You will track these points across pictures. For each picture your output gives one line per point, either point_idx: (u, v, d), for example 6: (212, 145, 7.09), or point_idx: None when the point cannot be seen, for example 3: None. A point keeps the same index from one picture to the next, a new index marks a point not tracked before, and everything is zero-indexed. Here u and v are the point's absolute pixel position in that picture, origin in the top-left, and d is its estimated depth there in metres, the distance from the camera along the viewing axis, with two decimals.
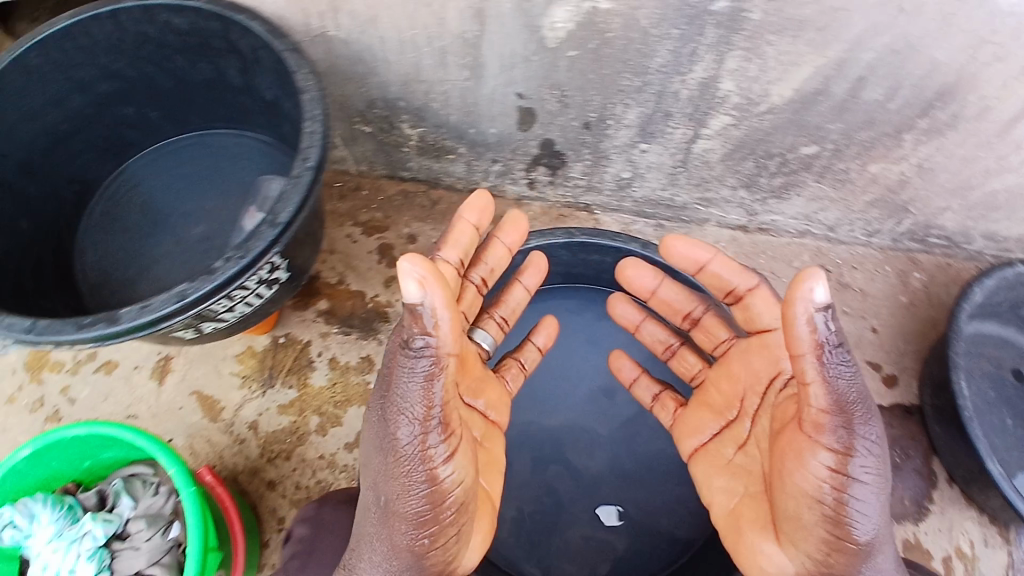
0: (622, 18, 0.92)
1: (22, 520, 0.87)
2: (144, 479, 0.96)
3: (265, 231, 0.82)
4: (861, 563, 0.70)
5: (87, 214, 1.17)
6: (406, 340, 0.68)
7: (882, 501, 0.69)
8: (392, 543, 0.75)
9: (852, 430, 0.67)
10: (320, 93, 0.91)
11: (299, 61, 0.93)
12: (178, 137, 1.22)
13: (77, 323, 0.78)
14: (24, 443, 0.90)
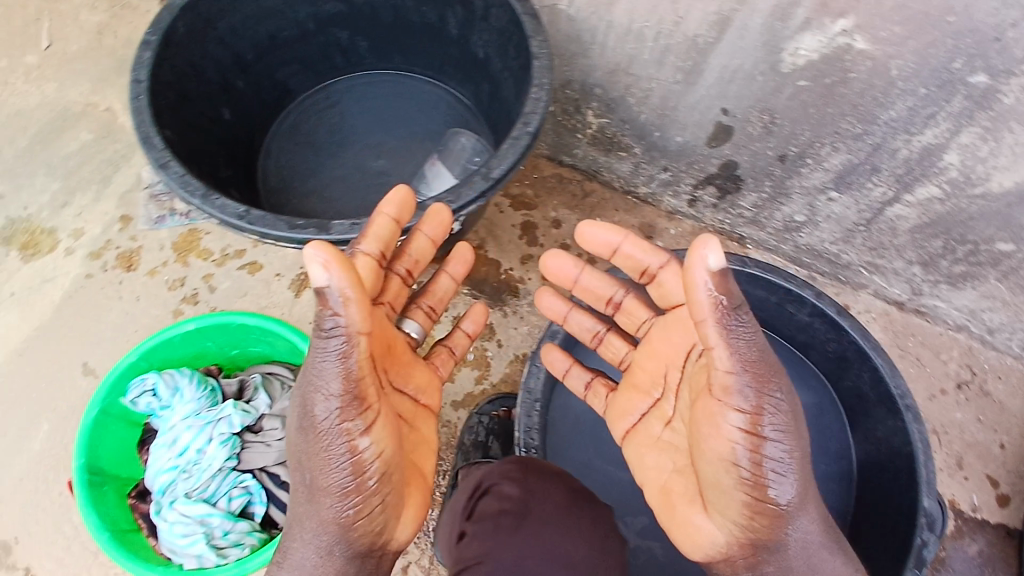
0: (872, 63, 0.89)
1: (168, 390, 0.90)
2: (281, 381, 0.97)
3: (478, 182, 0.84)
4: (782, 524, 0.67)
5: (277, 121, 1.21)
6: (317, 321, 0.61)
7: (799, 458, 0.66)
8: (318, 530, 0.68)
9: (757, 389, 0.64)
10: (550, 64, 0.92)
11: (535, 27, 0.94)
12: (374, 71, 1.25)
13: (290, 223, 0.80)
14: (189, 318, 0.93)
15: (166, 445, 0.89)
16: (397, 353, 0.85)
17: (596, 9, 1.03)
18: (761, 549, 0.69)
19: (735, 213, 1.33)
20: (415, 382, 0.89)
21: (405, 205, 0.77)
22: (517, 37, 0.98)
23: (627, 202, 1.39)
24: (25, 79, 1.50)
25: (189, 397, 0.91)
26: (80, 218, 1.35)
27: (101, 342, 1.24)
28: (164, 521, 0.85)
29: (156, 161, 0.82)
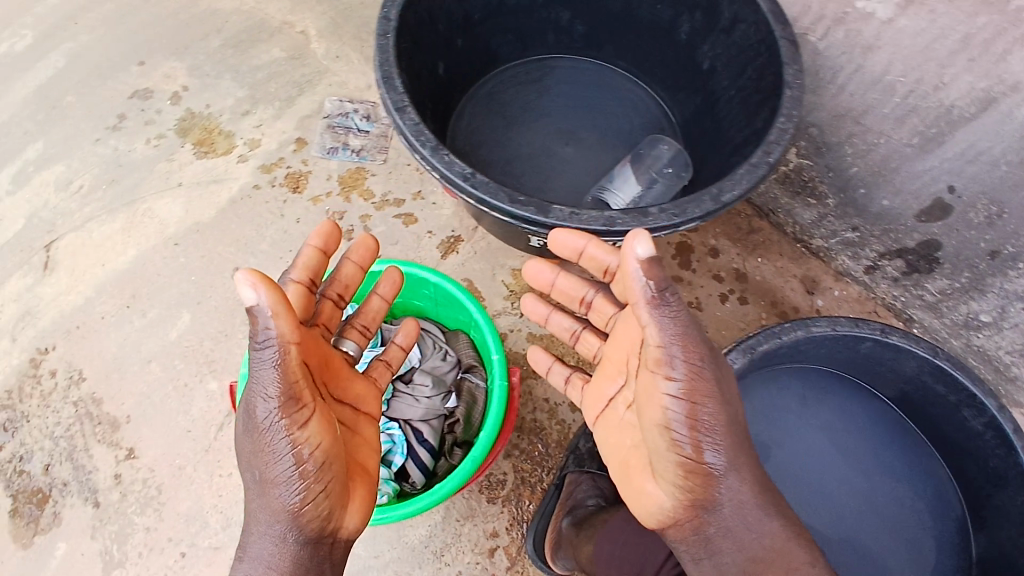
0: None
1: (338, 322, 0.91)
2: (434, 340, 0.99)
3: (705, 201, 0.78)
4: (717, 486, 0.68)
5: (477, 86, 1.19)
6: (250, 334, 0.61)
7: (728, 421, 0.67)
8: (268, 524, 0.66)
9: (687, 355, 0.65)
10: (802, 95, 0.86)
11: (792, 54, 0.88)
12: (581, 57, 1.22)
13: (510, 196, 0.77)
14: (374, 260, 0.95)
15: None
16: (339, 368, 0.78)
17: (852, 50, 1.00)
18: (707, 517, 0.70)
19: (916, 294, 1.25)
20: (356, 393, 0.81)
21: (334, 237, 0.80)
22: (765, 58, 0.93)
23: (794, 250, 1.34)
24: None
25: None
26: (259, 130, 1.38)
27: (257, 254, 1.27)
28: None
29: (395, 103, 0.82)
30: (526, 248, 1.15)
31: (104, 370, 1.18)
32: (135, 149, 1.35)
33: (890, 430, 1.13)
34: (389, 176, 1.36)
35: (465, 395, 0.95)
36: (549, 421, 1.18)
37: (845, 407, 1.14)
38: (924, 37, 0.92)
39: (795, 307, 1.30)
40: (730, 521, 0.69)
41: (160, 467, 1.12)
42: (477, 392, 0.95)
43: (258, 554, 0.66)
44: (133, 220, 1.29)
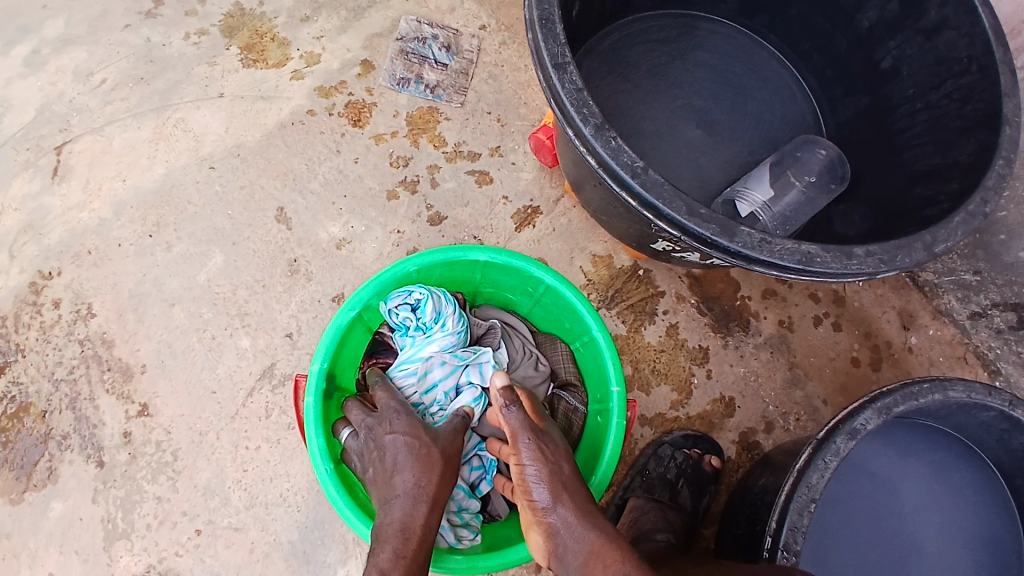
0: None
1: (430, 314, 0.79)
2: (523, 344, 0.89)
3: (917, 250, 0.64)
4: (553, 523, 0.63)
5: (598, 38, 1.00)
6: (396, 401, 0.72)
7: (557, 467, 0.66)
8: (423, 478, 0.64)
9: (517, 416, 0.68)
10: (1022, 136, 0.70)
11: (1014, 83, 0.71)
12: (724, 24, 1.05)
13: (689, 206, 0.61)
14: (483, 248, 0.80)
15: (416, 377, 0.79)
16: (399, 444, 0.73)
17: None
18: (553, 549, 0.64)
19: (1015, 349, 1.12)
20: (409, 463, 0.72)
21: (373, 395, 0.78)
22: (974, 77, 0.76)
23: (898, 280, 1.20)
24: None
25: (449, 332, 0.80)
26: (320, 43, 1.17)
27: (306, 193, 1.10)
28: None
29: (553, 59, 0.65)
30: (623, 239, 0.97)
31: (118, 308, 1.04)
32: (171, 44, 1.15)
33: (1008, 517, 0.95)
34: (464, 123, 1.16)
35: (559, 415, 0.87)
36: None
37: (946, 476, 0.99)
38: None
39: (888, 341, 1.17)
40: (565, 544, 0.63)
41: (177, 430, 0.99)
42: (573, 415, 0.87)
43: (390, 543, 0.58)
44: (162, 130, 1.11)
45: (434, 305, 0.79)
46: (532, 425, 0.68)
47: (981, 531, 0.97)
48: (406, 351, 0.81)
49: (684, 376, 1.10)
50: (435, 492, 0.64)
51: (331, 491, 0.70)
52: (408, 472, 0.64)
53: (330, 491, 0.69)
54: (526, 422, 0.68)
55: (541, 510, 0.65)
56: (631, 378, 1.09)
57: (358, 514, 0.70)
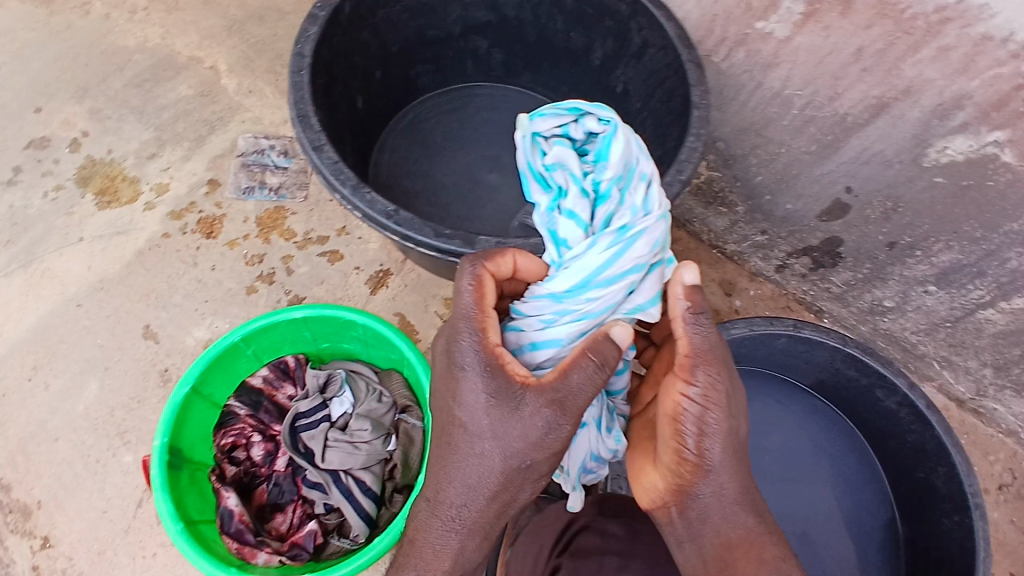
0: (1016, 176, 0.89)
1: (616, 171, 0.72)
2: (367, 382, 0.96)
3: None
4: (702, 477, 0.69)
5: (397, 117, 1.22)
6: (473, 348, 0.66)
7: (727, 428, 0.69)
8: (468, 502, 0.70)
9: (705, 366, 0.68)
10: (709, 114, 0.90)
11: (697, 76, 0.92)
12: (501, 86, 1.27)
13: (437, 230, 0.76)
14: (298, 306, 0.91)
15: (610, 295, 0.71)
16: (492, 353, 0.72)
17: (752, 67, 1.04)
18: (684, 502, 0.71)
19: (822, 287, 1.33)
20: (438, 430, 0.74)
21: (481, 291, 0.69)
22: (673, 79, 0.97)
23: (711, 255, 1.39)
24: (131, 18, 1.46)
25: (652, 210, 0.72)
26: (167, 174, 1.32)
27: (169, 307, 1.20)
28: (610, 434, 0.82)
29: (312, 142, 0.81)
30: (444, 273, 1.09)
31: (8, 453, 1.10)
32: (33, 204, 1.28)
33: (844, 449, 1.17)
34: (310, 212, 1.30)
35: (401, 438, 0.94)
36: None
37: (761, 394, 1.18)
38: (819, 52, 0.95)
39: (716, 309, 1.35)
40: (706, 509, 0.70)
41: (75, 557, 1.03)
42: (415, 432, 0.94)
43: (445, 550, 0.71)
44: (31, 282, 1.22)
45: (625, 154, 0.73)
46: (713, 362, 0.69)
47: (794, 424, 1.17)
48: (595, 253, 0.70)
49: None
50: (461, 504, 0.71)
51: (182, 545, 0.80)
52: (455, 487, 0.70)
53: (177, 544, 0.79)
54: (711, 364, 0.69)
55: (691, 457, 0.69)
56: None
57: (214, 565, 0.80)
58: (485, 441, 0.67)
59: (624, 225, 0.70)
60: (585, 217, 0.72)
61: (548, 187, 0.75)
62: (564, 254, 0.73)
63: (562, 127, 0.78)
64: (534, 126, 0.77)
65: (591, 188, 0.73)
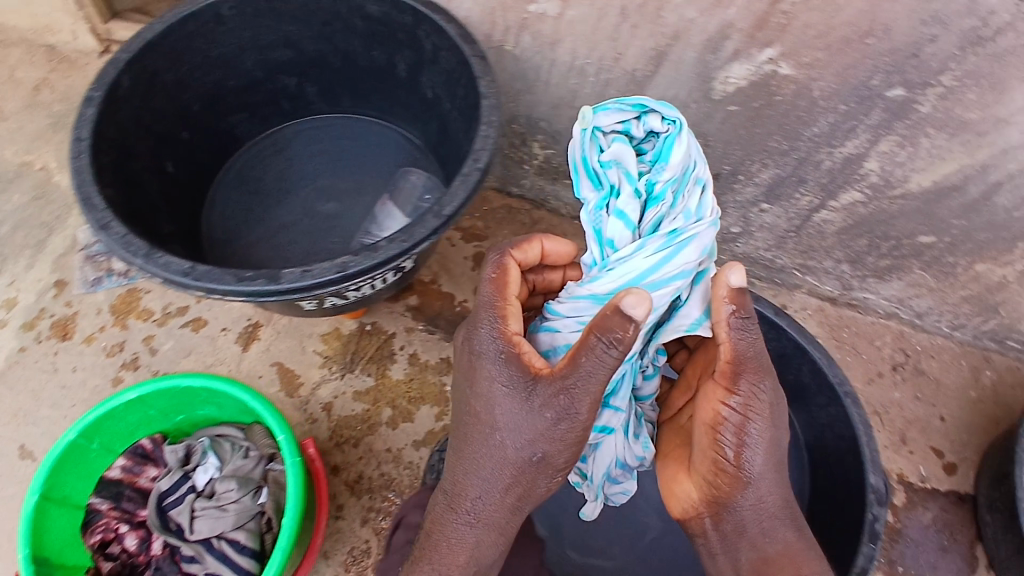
0: (797, 86, 0.93)
1: (672, 173, 0.72)
2: (232, 441, 1.01)
3: (430, 220, 0.81)
4: (741, 490, 0.77)
5: (223, 171, 1.22)
6: (497, 331, 0.77)
7: (768, 443, 0.76)
8: (485, 492, 0.80)
9: (750, 383, 0.75)
10: (498, 101, 0.92)
11: (482, 67, 0.95)
12: (325, 116, 1.27)
13: (236, 275, 0.76)
14: (131, 387, 0.98)
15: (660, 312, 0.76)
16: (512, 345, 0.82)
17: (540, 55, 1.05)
18: (719, 509, 0.80)
19: None
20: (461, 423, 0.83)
21: (505, 283, 0.81)
22: (463, 76, 1.00)
23: (575, 225, 1.44)
24: None
25: (706, 214, 0.73)
26: (12, 287, 1.27)
27: (38, 421, 1.16)
28: (638, 440, 0.90)
29: (99, 222, 0.80)
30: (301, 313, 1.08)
31: None
32: None
33: None
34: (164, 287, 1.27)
35: (272, 486, 0.98)
36: (397, 469, 1.16)
37: None
38: (591, 19, 0.96)
39: None
40: (740, 517, 0.78)
41: None
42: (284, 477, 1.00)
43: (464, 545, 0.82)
44: None
45: (685, 157, 0.72)
46: (753, 376, 0.75)
47: None
48: (641, 258, 0.72)
49: (437, 390, 1.23)
50: (482, 498, 0.80)
51: None
52: (479, 475, 0.80)
53: None
54: (751, 378, 0.75)
55: (731, 467, 0.77)
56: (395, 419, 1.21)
57: None
58: (499, 431, 0.77)
59: (677, 229, 0.72)
60: (634, 218, 0.73)
61: (599, 184, 0.74)
62: (613, 251, 0.75)
63: (624, 123, 0.75)
64: (598, 122, 0.74)
65: (644, 189, 0.73)
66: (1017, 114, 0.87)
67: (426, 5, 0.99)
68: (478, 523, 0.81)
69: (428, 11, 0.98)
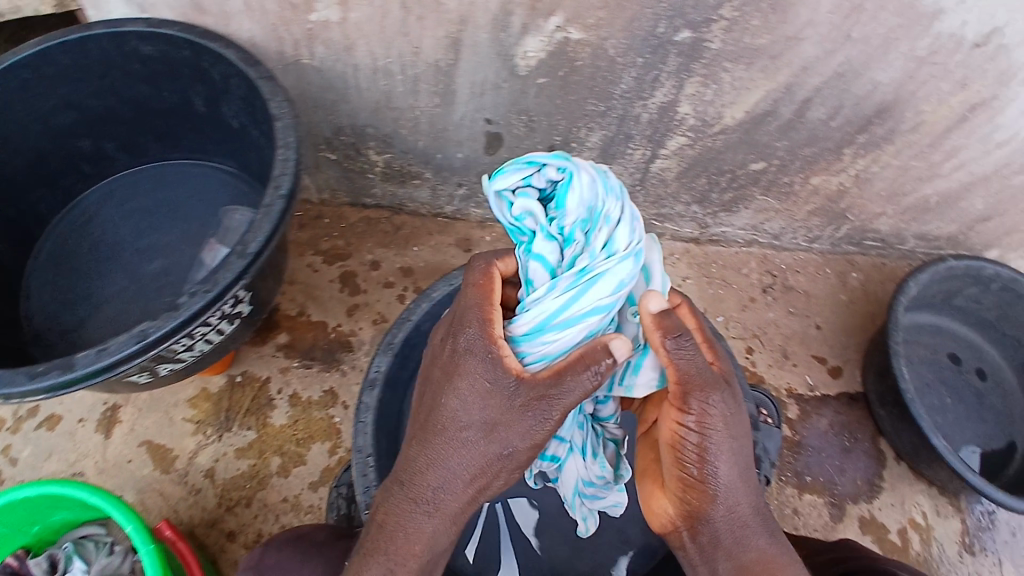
0: (591, 48, 0.94)
1: (578, 214, 0.70)
2: (98, 540, 1.00)
3: (233, 262, 0.81)
4: (711, 503, 0.72)
5: (35, 254, 1.14)
6: (488, 335, 0.71)
7: (732, 452, 0.71)
8: (451, 484, 0.73)
9: (705, 396, 0.69)
10: (294, 118, 0.89)
11: (271, 87, 0.91)
12: (142, 167, 1.22)
13: (29, 372, 0.76)
14: None
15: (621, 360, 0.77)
16: None
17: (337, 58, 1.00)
18: (694, 526, 0.74)
19: None
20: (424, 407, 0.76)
21: (487, 290, 0.74)
22: (257, 101, 0.96)
23: (438, 223, 1.42)
24: None
25: (626, 242, 0.69)
26: None
27: None
28: (596, 460, 0.86)
29: None
30: (168, 377, 1.04)
31: None
32: None
33: None
34: None
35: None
36: (297, 515, 1.18)
37: None
38: (376, 20, 0.93)
39: None
40: (714, 531, 0.73)
41: None
42: None
43: (415, 542, 0.74)
44: None
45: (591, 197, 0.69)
46: (706, 392, 0.70)
47: None
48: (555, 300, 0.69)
49: (326, 424, 1.23)
50: (442, 490, 0.73)
51: None
52: (445, 465, 0.73)
53: None
54: (705, 394, 0.70)
55: (698, 481, 0.72)
56: (285, 468, 1.21)
57: None
58: (474, 421, 0.71)
59: (586, 265, 0.69)
60: (552, 259, 0.71)
61: (517, 233, 0.73)
62: (531, 292, 0.73)
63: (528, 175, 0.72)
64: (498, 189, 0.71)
65: (557, 233, 0.71)
66: (802, 30, 0.90)
67: (201, 34, 0.93)
68: (439, 513, 0.74)
69: (202, 41, 0.93)
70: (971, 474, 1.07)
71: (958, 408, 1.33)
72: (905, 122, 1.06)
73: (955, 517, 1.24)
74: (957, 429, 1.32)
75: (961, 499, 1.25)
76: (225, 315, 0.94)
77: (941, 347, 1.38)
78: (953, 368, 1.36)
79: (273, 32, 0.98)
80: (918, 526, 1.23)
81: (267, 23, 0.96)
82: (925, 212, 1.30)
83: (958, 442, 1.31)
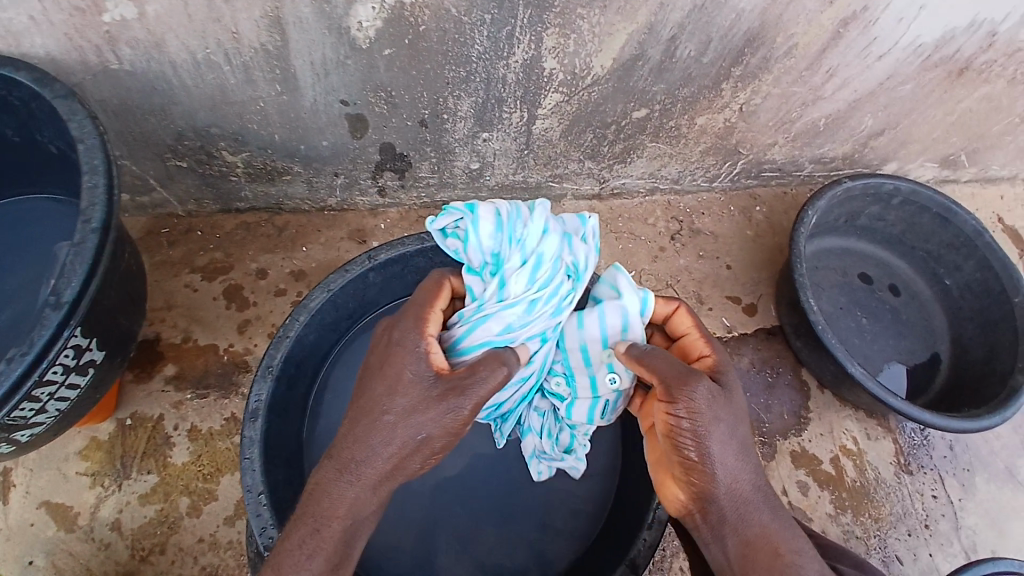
0: (431, 9, 0.85)
1: (484, 258, 0.73)
2: None
3: (48, 315, 0.76)
4: (711, 483, 0.68)
5: None
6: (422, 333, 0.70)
7: (724, 431, 0.68)
8: (372, 459, 0.67)
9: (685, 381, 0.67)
10: (99, 138, 0.82)
11: (68, 105, 0.83)
12: None
13: None
14: None
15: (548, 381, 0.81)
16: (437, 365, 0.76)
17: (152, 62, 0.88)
18: (702, 510, 0.70)
19: (424, 186, 1.27)
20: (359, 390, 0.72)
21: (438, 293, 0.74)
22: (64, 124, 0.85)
23: (325, 218, 1.31)
24: None
25: (520, 289, 0.73)
26: None
27: None
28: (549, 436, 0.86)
29: None
30: (60, 431, 0.99)
31: None
32: None
33: None
34: None
35: None
36: (219, 554, 1.10)
37: None
38: (178, 8, 0.81)
39: None
40: (721, 513, 0.69)
41: None
42: None
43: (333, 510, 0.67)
44: None
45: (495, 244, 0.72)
46: (688, 381, 0.67)
47: None
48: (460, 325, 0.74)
49: (235, 452, 1.15)
50: (362, 463, 0.67)
51: None
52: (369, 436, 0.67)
53: None
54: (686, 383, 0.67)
55: (694, 466, 0.68)
56: (197, 506, 1.12)
57: None
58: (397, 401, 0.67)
59: (480, 301, 0.73)
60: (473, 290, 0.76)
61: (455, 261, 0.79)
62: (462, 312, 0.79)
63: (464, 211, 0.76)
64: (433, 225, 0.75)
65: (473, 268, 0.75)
66: None
67: None
68: (361, 482, 0.67)
69: None
70: (887, 396, 1.07)
71: (875, 329, 1.32)
72: (778, 48, 1.02)
73: (885, 438, 1.26)
74: (873, 348, 1.31)
75: (889, 419, 1.27)
76: (72, 369, 0.86)
77: (849, 268, 1.37)
78: (864, 287, 1.36)
79: (68, 43, 0.86)
80: (850, 453, 1.24)
81: (55, 32, 0.84)
82: (816, 136, 1.27)
83: (876, 361, 1.30)
